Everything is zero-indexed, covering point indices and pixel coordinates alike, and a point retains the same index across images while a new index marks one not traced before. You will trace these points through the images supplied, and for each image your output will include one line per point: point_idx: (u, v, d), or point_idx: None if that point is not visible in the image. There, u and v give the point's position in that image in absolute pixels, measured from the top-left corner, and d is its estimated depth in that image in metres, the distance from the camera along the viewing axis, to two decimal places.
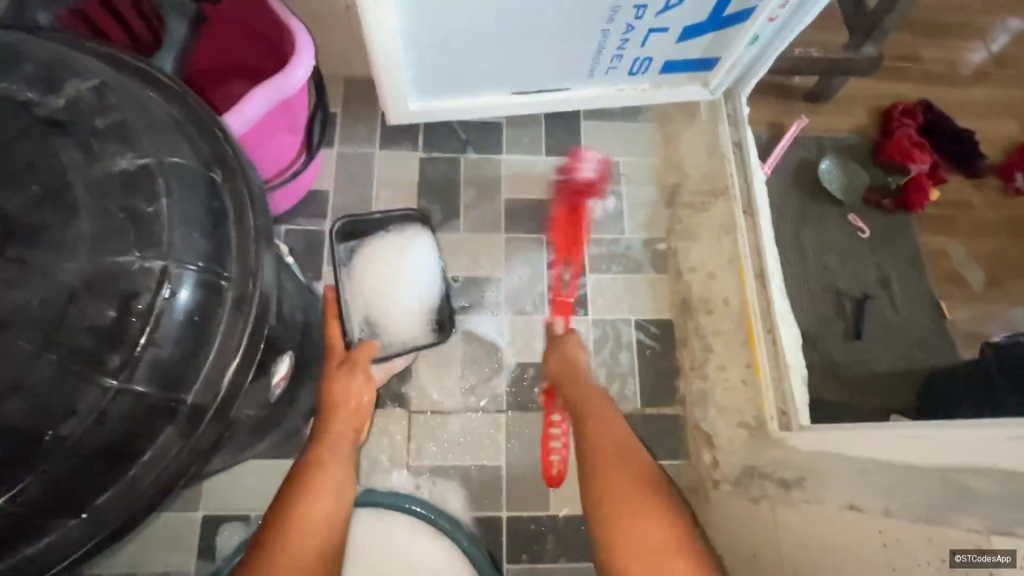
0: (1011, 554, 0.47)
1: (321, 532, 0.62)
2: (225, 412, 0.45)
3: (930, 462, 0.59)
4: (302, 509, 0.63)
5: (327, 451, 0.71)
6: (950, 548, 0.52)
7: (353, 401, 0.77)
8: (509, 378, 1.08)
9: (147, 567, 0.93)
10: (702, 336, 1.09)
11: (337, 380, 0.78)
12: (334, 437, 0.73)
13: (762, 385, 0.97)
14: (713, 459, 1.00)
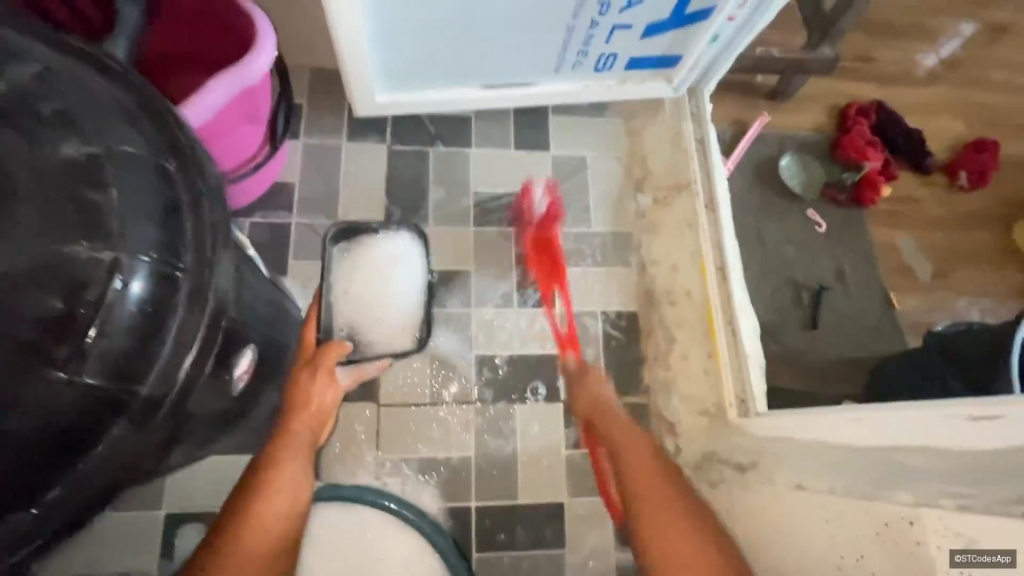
0: (1013, 556, 0.43)
1: (272, 525, 0.62)
2: (181, 406, 0.44)
3: (873, 444, 0.61)
4: (257, 506, 0.62)
5: (286, 448, 0.70)
6: (946, 548, 0.49)
7: (313, 401, 0.76)
8: (479, 370, 1.09)
9: (105, 568, 0.91)
10: (666, 327, 1.12)
11: (299, 380, 0.77)
12: (293, 434, 0.72)
13: (722, 375, 1.03)
14: (677, 445, 1.04)
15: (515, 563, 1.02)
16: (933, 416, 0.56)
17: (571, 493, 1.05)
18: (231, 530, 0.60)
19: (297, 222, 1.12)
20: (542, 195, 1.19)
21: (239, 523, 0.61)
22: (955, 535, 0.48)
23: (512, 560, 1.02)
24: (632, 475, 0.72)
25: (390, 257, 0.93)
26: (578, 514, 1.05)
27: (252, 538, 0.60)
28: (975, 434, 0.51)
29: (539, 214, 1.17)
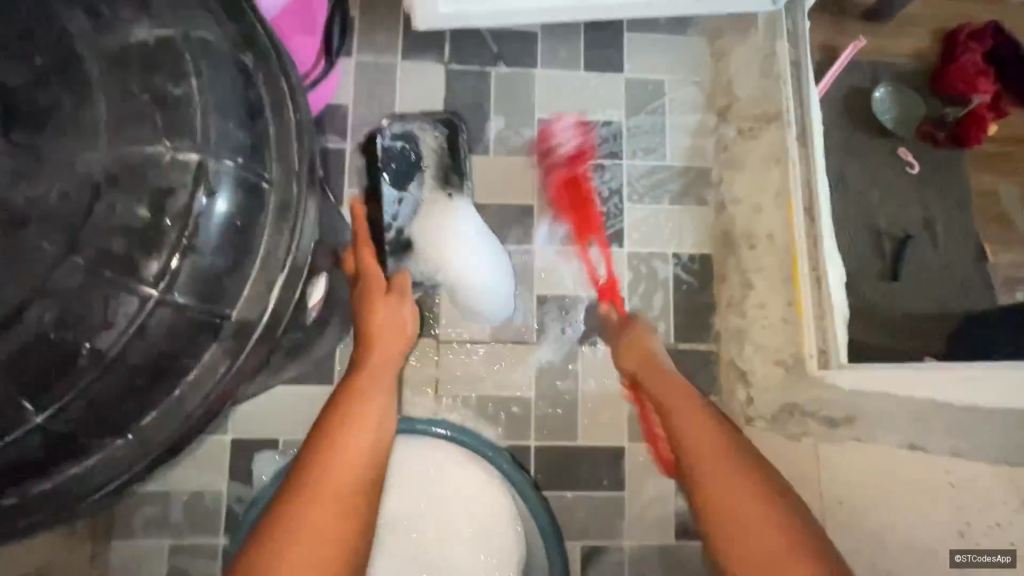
0: (1011, 554, 0.51)
1: (358, 459, 0.59)
2: (273, 332, 0.40)
3: (1019, 408, 0.53)
4: (343, 437, 0.59)
5: (370, 376, 0.67)
6: (949, 546, 0.56)
7: (397, 325, 0.73)
8: (539, 310, 1.04)
9: (179, 487, 0.94)
10: (742, 273, 1.04)
11: (381, 305, 0.74)
12: (376, 362, 0.68)
13: (803, 323, 0.91)
14: (748, 395, 0.99)
15: (573, 504, 1.01)
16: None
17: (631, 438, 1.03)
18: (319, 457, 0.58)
19: (351, 148, 1.06)
20: None
21: (326, 451, 0.58)
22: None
23: (570, 501, 1.01)
24: (701, 462, 0.59)
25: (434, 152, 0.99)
26: (638, 460, 1.02)
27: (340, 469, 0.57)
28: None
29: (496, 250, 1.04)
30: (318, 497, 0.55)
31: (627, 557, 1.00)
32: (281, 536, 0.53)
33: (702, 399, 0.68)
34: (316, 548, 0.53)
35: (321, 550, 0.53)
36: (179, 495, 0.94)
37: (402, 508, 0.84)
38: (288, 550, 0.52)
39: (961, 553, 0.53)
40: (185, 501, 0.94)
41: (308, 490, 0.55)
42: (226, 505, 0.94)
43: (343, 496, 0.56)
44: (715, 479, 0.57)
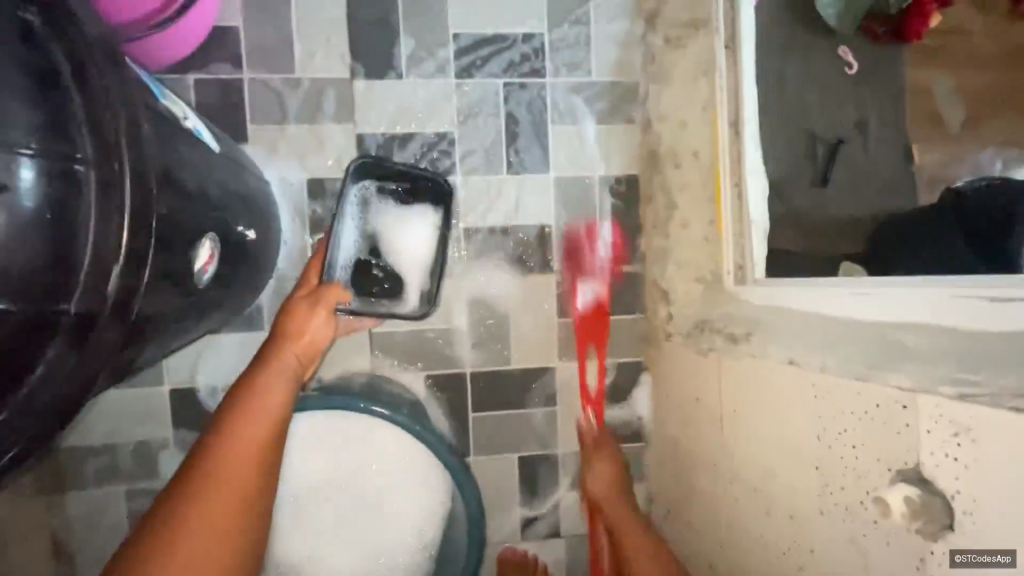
0: (1012, 554, 0.41)
1: (250, 448, 0.62)
2: (122, 319, 0.41)
3: (880, 320, 0.57)
4: (232, 437, 0.61)
5: (269, 374, 0.68)
6: (947, 544, 0.45)
7: (307, 329, 0.76)
8: (467, 240, 1.04)
9: (123, 438, 0.96)
10: (668, 192, 1.04)
11: (296, 310, 0.77)
12: (286, 354, 0.72)
13: (722, 240, 0.94)
14: (669, 312, 1.03)
15: (510, 421, 1.08)
16: (948, 295, 0.51)
17: (561, 357, 1.08)
18: (216, 448, 0.61)
19: (249, 78, 0.97)
20: (605, 243, 1.08)
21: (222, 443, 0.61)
22: (946, 423, 0.46)
23: (507, 419, 1.08)
24: None
25: (398, 212, 0.94)
26: (569, 377, 1.08)
27: (233, 460, 0.60)
28: (997, 312, 0.46)
29: (602, 269, 1.08)
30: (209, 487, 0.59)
31: (561, 462, 1.10)
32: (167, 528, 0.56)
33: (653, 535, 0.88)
34: (201, 537, 0.57)
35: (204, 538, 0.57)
36: (125, 446, 0.97)
37: (308, 472, 0.87)
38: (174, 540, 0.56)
39: (816, 452, 0.61)
40: (133, 451, 0.97)
41: (198, 486, 0.58)
42: (174, 450, 0.98)
43: (235, 488, 0.59)
44: None
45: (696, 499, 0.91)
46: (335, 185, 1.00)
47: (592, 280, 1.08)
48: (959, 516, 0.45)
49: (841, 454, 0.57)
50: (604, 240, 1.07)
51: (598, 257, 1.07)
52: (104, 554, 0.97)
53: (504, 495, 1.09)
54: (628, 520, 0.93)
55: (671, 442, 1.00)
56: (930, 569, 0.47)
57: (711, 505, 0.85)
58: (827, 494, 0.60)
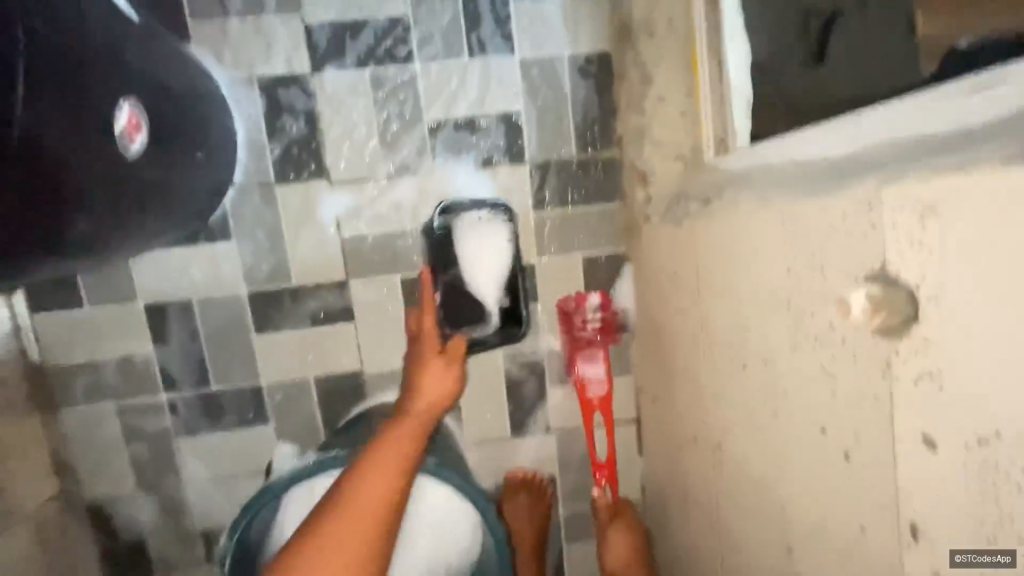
0: (1011, 554, 0.37)
1: (380, 500, 0.74)
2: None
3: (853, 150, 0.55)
4: (375, 475, 0.75)
5: (413, 425, 0.82)
6: (946, 544, 0.42)
7: (438, 384, 0.88)
8: (433, 135, 0.99)
9: (105, 356, 0.97)
10: (641, 66, 0.97)
11: (434, 362, 0.91)
12: (421, 418, 0.83)
13: (700, 112, 0.88)
14: (648, 196, 0.98)
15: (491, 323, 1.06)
16: (923, 103, 0.50)
17: (539, 253, 1.05)
18: (354, 487, 0.73)
19: None
20: (593, 309, 1.06)
21: (359, 486, 0.74)
22: (909, 206, 0.42)
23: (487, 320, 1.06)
24: None
25: (485, 237, 1.02)
26: (548, 274, 1.06)
27: (365, 512, 0.73)
28: (974, 107, 0.44)
29: (595, 337, 1.07)
30: (346, 536, 0.71)
31: (547, 360, 1.09)
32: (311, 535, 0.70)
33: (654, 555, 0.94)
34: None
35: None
36: (108, 364, 0.98)
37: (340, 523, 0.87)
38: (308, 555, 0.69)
39: (787, 288, 0.57)
40: (116, 368, 0.98)
41: (335, 510, 0.72)
42: (158, 365, 0.99)
43: (360, 527, 0.72)
44: None
45: (678, 378, 0.90)
46: (289, 91, 0.95)
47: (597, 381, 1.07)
48: (923, 302, 0.41)
49: (810, 282, 0.54)
50: (593, 308, 1.06)
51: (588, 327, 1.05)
52: (104, 466, 1.01)
53: (491, 395, 1.09)
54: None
55: (655, 328, 0.98)
56: (895, 371, 0.44)
57: (696, 382, 0.83)
58: (797, 330, 0.57)
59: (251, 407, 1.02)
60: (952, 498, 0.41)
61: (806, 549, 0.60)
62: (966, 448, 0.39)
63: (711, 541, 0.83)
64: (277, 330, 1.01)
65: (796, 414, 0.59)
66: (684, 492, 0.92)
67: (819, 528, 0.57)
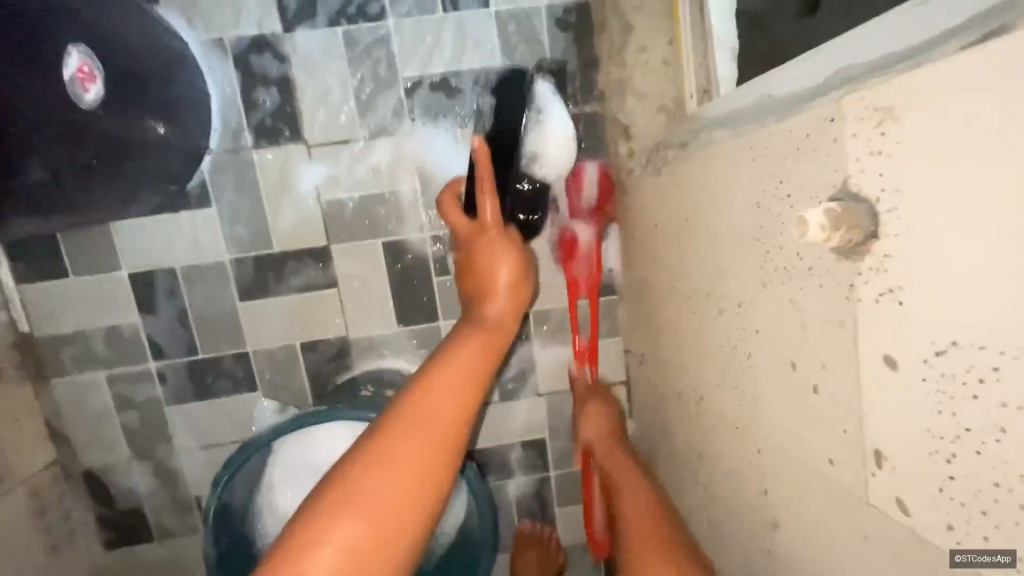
0: (1012, 555, 0.34)
1: (459, 400, 0.68)
2: None
3: (828, 74, 0.51)
4: (453, 369, 0.70)
5: (486, 330, 0.78)
6: (944, 543, 0.39)
7: (507, 286, 0.82)
8: (410, 94, 0.97)
9: (93, 325, 0.98)
10: (621, 14, 0.94)
11: (499, 257, 0.82)
12: (495, 325, 0.79)
13: (683, 61, 0.85)
14: (631, 150, 0.96)
15: None
16: None
17: None
18: (430, 382, 0.68)
19: None
20: (593, 183, 1.03)
21: (436, 379, 0.68)
22: (869, 113, 0.40)
23: None
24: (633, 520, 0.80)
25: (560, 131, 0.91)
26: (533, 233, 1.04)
27: (439, 406, 0.66)
28: None
29: (589, 211, 1.03)
30: (422, 431, 0.63)
31: (533, 322, 1.08)
32: (387, 427, 0.63)
33: (642, 473, 0.90)
34: (406, 478, 0.60)
35: (402, 474, 0.60)
36: (97, 333, 0.99)
37: None
38: (386, 450, 0.61)
39: (757, 221, 0.56)
40: (105, 337, 0.99)
41: (412, 402, 0.66)
42: (145, 333, 1.00)
43: (439, 427, 0.65)
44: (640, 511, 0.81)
45: (663, 332, 0.89)
46: (262, 57, 0.94)
47: (586, 225, 1.04)
48: (883, 216, 0.40)
49: (778, 212, 0.52)
50: (594, 181, 1.02)
51: (586, 201, 1.02)
52: (97, 434, 1.02)
53: None
54: (621, 461, 0.95)
55: (640, 284, 0.97)
56: (858, 293, 0.43)
57: (678, 333, 0.82)
58: (767, 265, 0.55)
59: (238, 373, 1.03)
60: (911, 418, 0.40)
61: (782, 490, 0.59)
62: (926, 363, 0.38)
63: (695, 494, 0.83)
64: (261, 296, 1.01)
65: (769, 354, 0.57)
66: (671, 448, 0.91)
67: (792, 466, 0.56)
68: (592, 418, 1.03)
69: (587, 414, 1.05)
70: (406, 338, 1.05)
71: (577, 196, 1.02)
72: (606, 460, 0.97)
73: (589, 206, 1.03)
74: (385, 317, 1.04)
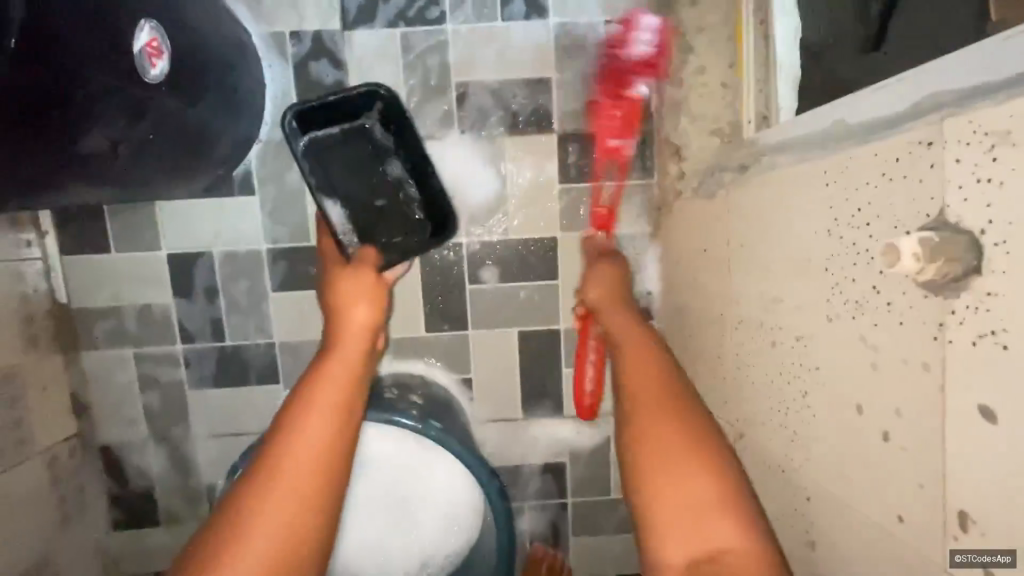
0: (1013, 555, 0.37)
1: (308, 458, 0.65)
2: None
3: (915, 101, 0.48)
4: (297, 426, 0.67)
5: (335, 356, 0.73)
6: (947, 542, 0.41)
7: (357, 296, 0.77)
8: (460, 99, 0.97)
9: (129, 302, 0.99)
10: (682, 36, 0.92)
11: (345, 280, 0.79)
12: (341, 355, 0.73)
13: (744, 85, 0.82)
14: (681, 172, 0.94)
15: (508, 297, 1.03)
16: None
17: (563, 228, 1.01)
18: (279, 449, 0.65)
19: None
20: (647, 34, 0.93)
21: (287, 444, 0.66)
22: (977, 137, 0.37)
23: (505, 294, 1.03)
24: (637, 401, 0.67)
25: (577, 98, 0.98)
26: (571, 248, 1.01)
27: (286, 479, 0.63)
28: None
29: (636, 63, 0.93)
30: (271, 507, 0.62)
31: (564, 339, 1.04)
32: (238, 512, 0.62)
33: (647, 331, 0.75)
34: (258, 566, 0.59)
35: (259, 557, 0.59)
36: (130, 310, 1.00)
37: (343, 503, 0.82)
38: (236, 541, 0.60)
39: (826, 250, 0.52)
40: (138, 315, 1.00)
41: (259, 481, 0.63)
42: (177, 315, 1.00)
43: (290, 498, 0.63)
44: (641, 381, 0.69)
45: (701, 362, 0.85)
46: (320, 64, 0.95)
47: (636, 40, 0.93)
48: (988, 250, 0.36)
49: (855, 240, 0.48)
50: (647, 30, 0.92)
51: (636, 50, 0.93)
52: (120, 412, 1.02)
53: (505, 372, 1.05)
54: (626, 318, 0.78)
55: (679, 311, 0.93)
56: (949, 334, 0.39)
57: (718, 362, 0.78)
58: (834, 297, 0.51)
59: (263, 364, 1.02)
60: (1006, 475, 0.36)
61: (838, 544, 0.54)
62: None
63: None
64: (293, 289, 1.00)
65: (827, 392, 0.53)
66: None
67: (846, 517, 0.52)
68: (608, 271, 0.86)
69: (591, 275, 0.86)
70: (432, 344, 1.04)
71: (623, 46, 0.94)
72: (607, 315, 0.80)
73: (637, 58, 0.93)
74: (414, 321, 1.03)
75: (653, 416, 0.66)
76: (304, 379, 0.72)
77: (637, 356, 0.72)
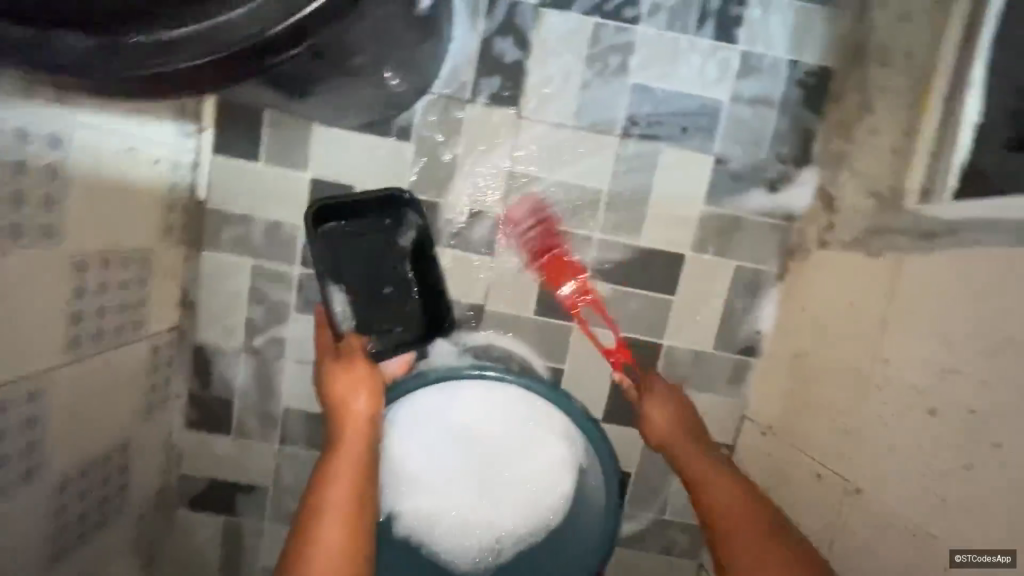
0: (1010, 555, 0.57)
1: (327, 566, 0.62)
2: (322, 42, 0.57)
3: None
4: (312, 533, 0.63)
5: (338, 453, 0.69)
6: (951, 546, 0.63)
7: (353, 392, 0.74)
8: (629, 100, 0.98)
9: (262, 215, 1.01)
10: (863, 92, 0.93)
11: (340, 376, 0.75)
12: (346, 450, 0.69)
13: (916, 151, 0.82)
14: (829, 224, 0.95)
15: (622, 302, 1.03)
16: None
17: (693, 249, 1.01)
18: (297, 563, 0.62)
19: None
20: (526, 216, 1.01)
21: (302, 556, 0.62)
22: None
23: (619, 298, 1.03)
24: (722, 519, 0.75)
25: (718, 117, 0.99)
26: (696, 270, 1.02)
27: None
28: None
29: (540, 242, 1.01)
30: None
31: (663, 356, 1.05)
32: None
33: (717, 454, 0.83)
34: None
35: None
36: (260, 223, 1.01)
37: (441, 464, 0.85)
38: None
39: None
40: (264, 231, 1.01)
41: None
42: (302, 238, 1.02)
43: None
44: (718, 492, 0.77)
45: (815, 411, 0.86)
46: (504, 42, 0.97)
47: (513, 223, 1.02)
48: None
49: None
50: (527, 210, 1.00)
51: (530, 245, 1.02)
52: (222, 319, 1.04)
53: (596, 373, 1.06)
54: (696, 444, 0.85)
55: (796, 355, 0.94)
56: None
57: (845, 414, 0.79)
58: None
59: None
60: None
61: None
62: None
63: None
64: None
65: (986, 451, 0.60)
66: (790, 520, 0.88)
67: None
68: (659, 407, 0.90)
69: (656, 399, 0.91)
70: (535, 327, 1.05)
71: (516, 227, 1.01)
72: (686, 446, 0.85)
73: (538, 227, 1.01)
74: (524, 302, 1.04)
75: (742, 526, 0.74)
76: (309, 489, 0.67)
77: (708, 476, 0.80)
